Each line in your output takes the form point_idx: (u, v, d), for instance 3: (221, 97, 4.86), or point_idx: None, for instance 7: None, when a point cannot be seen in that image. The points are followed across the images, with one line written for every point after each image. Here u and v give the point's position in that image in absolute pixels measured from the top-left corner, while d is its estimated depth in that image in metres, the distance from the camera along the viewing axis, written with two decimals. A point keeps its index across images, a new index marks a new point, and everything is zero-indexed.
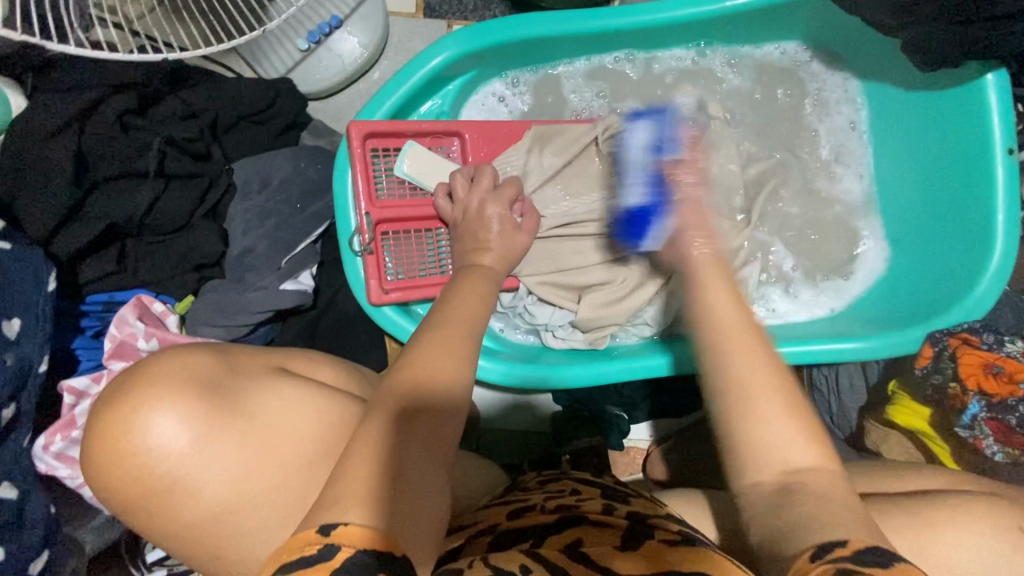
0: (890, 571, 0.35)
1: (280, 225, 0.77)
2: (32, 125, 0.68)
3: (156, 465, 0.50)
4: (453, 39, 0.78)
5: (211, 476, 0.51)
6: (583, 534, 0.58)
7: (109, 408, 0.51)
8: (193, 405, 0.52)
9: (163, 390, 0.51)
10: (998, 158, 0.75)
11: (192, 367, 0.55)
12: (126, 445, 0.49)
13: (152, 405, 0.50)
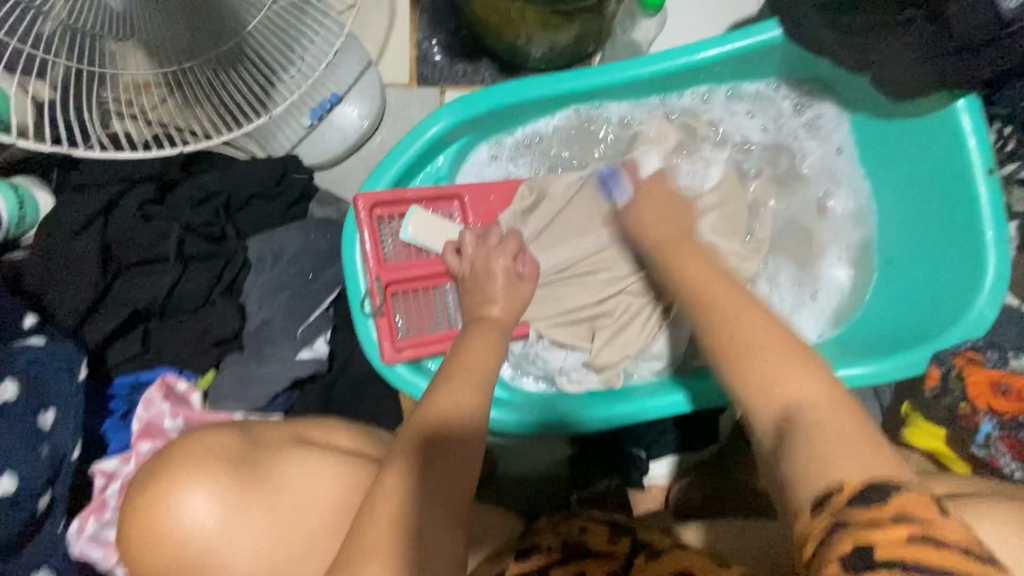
0: (886, 508, 0.36)
1: (294, 296, 0.81)
2: (61, 225, 0.75)
3: (189, 543, 0.52)
4: (447, 109, 0.83)
5: (241, 551, 0.54)
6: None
7: (138, 494, 0.53)
8: (218, 484, 0.54)
9: (189, 472, 0.53)
10: (979, 178, 0.79)
11: (217, 447, 0.56)
12: (161, 527, 0.51)
13: (179, 489, 0.52)
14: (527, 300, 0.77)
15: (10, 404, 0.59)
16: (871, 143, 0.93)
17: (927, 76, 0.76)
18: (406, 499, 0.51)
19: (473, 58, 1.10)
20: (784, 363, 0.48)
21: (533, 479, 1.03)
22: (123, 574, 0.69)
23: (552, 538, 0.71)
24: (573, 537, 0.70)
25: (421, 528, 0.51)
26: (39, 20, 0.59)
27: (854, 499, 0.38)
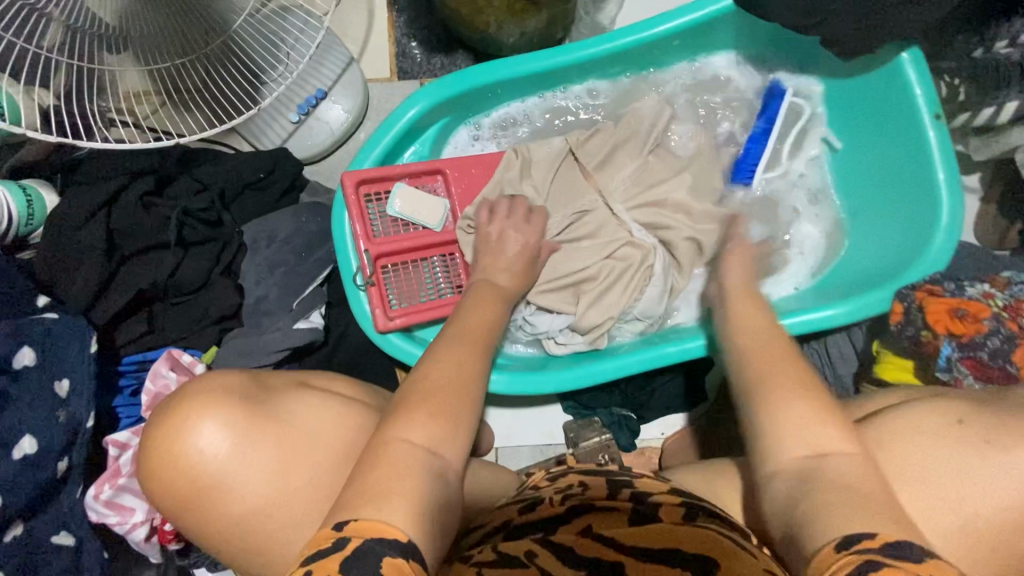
0: (914, 561, 0.41)
1: (289, 272, 0.86)
2: (67, 216, 0.80)
3: (204, 465, 0.57)
4: (424, 93, 0.89)
5: (253, 473, 0.58)
6: (589, 522, 0.65)
7: (154, 423, 0.58)
8: (229, 412, 0.58)
9: (201, 402, 0.58)
10: (928, 124, 0.84)
11: (228, 383, 0.62)
12: (179, 449, 0.56)
13: (191, 416, 0.57)
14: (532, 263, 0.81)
15: (28, 369, 0.65)
16: (826, 105, 0.98)
17: (868, 31, 0.80)
18: (419, 452, 0.53)
19: (449, 51, 1.16)
20: (803, 416, 0.54)
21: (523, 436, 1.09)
22: (139, 537, 0.73)
23: (554, 491, 0.70)
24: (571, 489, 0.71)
25: (432, 472, 0.52)
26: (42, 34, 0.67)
27: (882, 546, 0.42)
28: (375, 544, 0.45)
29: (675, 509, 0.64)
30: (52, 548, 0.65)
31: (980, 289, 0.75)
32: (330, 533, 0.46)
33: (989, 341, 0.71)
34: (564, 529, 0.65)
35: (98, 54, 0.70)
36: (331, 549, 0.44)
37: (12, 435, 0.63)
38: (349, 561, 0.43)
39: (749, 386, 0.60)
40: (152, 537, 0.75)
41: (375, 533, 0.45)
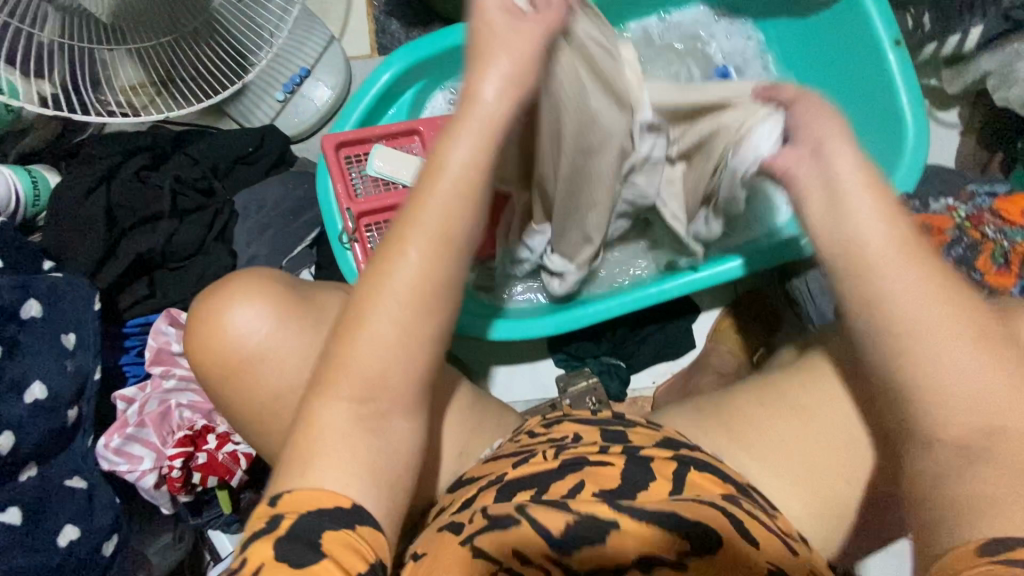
0: None
1: (277, 234, 0.90)
2: (69, 192, 0.85)
3: (242, 344, 0.61)
4: (396, 57, 0.93)
5: (285, 357, 0.61)
6: (586, 474, 0.58)
7: (201, 306, 0.63)
8: (267, 301, 0.62)
9: (243, 290, 0.62)
10: (889, 51, 0.85)
11: (267, 277, 0.64)
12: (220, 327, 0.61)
13: (234, 300, 0.61)
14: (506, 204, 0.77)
15: (35, 319, 0.69)
16: (795, 48, 0.99)
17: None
18: (348, 410, 0.49)
19: (426, 23, 1.19)
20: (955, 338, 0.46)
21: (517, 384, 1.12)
22: (148, 485, 0.78)
23: (546, 445, 0.63)
24: (564, 440, 0.64)
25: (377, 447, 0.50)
26: (39, 31, 0.76)
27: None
28: (310, 518, 0.46)
29: (668, 463, 0.59)
30: (66, 489, 0.69)
31: (943, 205, 0.76)
32: (265, 510, 0.46)
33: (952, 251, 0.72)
34: (562, 480, 0.57)
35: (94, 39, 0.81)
36: (265, 528, 0.45)
37: (22, 382, 0.67)
38: (282, 543, 0.44)
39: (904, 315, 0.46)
40: (161, 486, 0.79)
41: (311, 505, 0.46)
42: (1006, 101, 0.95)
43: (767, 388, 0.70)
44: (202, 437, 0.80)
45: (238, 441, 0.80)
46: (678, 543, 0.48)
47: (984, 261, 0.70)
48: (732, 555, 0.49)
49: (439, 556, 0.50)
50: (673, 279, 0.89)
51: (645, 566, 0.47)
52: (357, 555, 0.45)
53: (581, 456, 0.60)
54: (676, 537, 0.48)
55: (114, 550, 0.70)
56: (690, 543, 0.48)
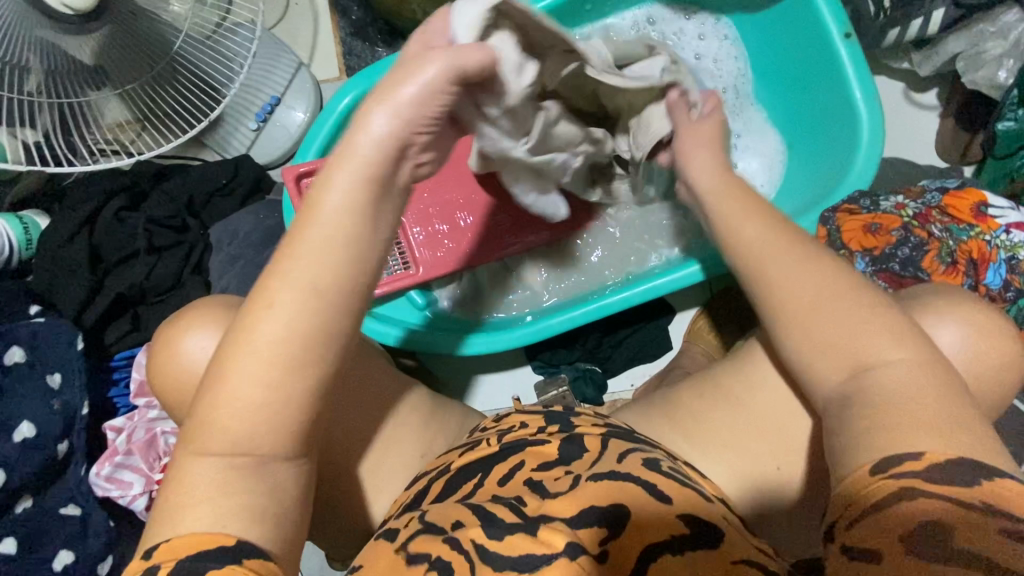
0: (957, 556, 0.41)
1: (248, 265, 0.94)
2: (54, 235, 0.90)
3: (197, 366, 0.62)
4: (352, 84, 0.96)
5: None
6: (525, 458, 0.61)
7: (164, 338, 0.65)
8: (223, 326, 0.62)
9: (203, 317, 0.63)
10: (838, 44, 0.83)
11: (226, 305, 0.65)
12: (179, 349, 0.62)
13: (193, 330, 0.63)
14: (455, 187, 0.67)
15: (19, 365, 0.76)
16: (754, 42, 0.97)
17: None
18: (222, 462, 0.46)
19: (391, 42, 1.22)
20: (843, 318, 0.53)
21: (495, 390, 1.15)
22: (139, 508, 0.84)
23: (494, 433, 0.68)
24: (512, 427, 0.67)
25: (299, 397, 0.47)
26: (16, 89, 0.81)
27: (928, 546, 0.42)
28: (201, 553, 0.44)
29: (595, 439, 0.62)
30: (62, 517, 0.76)
31: (893, 203, 0.74)
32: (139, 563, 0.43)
33: (899, 251, 0.71)
34: (502, 462, 0.61)
35: (72, 91, 0.85)
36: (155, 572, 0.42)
37: (11, 423, 0.74)
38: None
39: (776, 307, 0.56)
40: (153, 508, 0.82)
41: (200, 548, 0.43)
42: (974, 84, 0.92)
43: (711, 390, 0.71)
44: None
45: None
46: (597, 535, 0.48)
47: (930, 260, 0.70)
48: (641, 519, 0.51)
49: (375, 563, 0.53)
50: (633, 291, 0.92)
51: (573, 553, 0.45)
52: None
53: (522, 439, 0.63)
54: (597, 525, 0.49)
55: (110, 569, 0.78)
56: (607, 531, 0.49)
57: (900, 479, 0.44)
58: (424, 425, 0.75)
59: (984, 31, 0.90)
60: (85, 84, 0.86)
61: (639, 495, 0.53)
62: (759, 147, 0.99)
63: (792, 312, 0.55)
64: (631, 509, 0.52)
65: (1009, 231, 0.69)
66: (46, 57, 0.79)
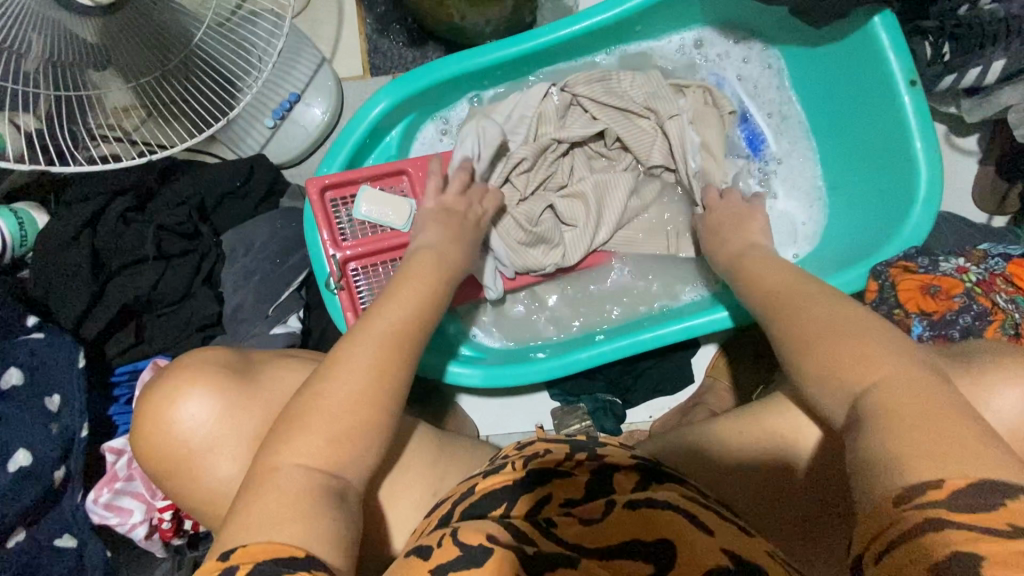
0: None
1: (264, 279, 0.88)
2: (52, 237, 0.83)
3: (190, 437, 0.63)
4: (386, 91, 0.90)
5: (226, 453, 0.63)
6: (552, 489, 0.55)
7: (141, 401, 0.65)
8: (207, 384, 0.64)
9: (185, 378, 0.64)
10: (901, 90, 0.80)
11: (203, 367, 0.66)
12: (166, 422, 0.63)
13: (174, 393, 0.63)
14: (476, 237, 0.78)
15: (17, 387, 0.70)
16: (805, 77, 0.94)
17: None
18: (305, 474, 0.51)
19: (421, 44, 1.15)
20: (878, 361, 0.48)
21: (511, 413, 1.11)
22: (138, 536, 0.79)
23: (516, 456, 0.60)
24: (537, 451, 0.60)
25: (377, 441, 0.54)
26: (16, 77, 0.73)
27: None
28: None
29: (630, 476, 0.57)
30: (56, 550, 0.70)
31: (955, 264, 0.72)
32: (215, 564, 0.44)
33: (959, 318, 0.69)
34: (527, 493, 0.55)
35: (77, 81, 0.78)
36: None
37: (5, 451, 0.67)
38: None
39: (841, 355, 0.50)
40: (153, 535, 0.80)
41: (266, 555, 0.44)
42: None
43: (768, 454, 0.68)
44: None
45: None
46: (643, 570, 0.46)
47: (994, 331, 0.67)
48: (688, 553, 0.47)
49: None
50: (667, 329, 0.88)
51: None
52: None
53: (549, 469, 0.57)
54: (643, 560, 0.47)
55: None
56: (651, 565, 0.47)
57: (936, 512, 0.38)
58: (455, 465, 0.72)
59: None
60: (89, 67, 0.76)
61: (681, 524, 0.49)
62: (804, 185, 0.96)
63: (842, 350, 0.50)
64: (677, 542, 0.48)
65: None
66: (51, 41, 0.71)
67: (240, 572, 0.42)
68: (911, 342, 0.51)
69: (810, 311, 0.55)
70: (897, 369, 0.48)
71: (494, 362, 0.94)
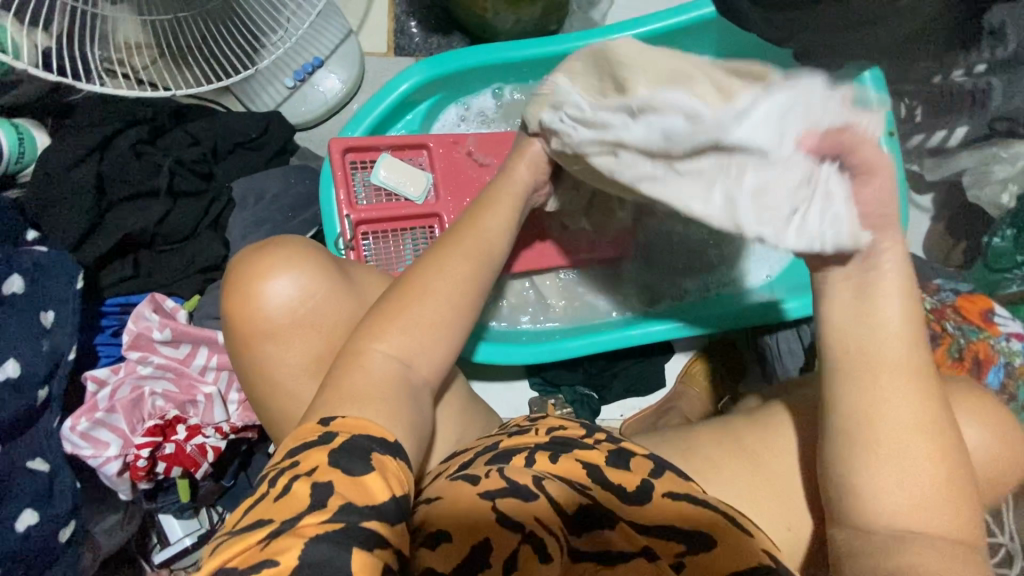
0: None
1: (274, 230, 0.89)
2: (61, 155, 0.81)
3: (273, 309, 0.61)
4: (417, 69, 0.94)
5: (305, 340, 0.62)
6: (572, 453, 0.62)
7: (244, 263, 0.63)
8: (308, 265, 0.63)
9: (288, 255, 0.63)
10: (882, 139, 0.91)
11: (301, 249, 0.64)
12: (256, 289, 0.61)
13: (279, 265, 0.62)
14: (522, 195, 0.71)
15: (15, 296, 0.68)
16: None
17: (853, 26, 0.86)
18: (387, 362, 0.55)
19: (446, 32, 1.19)
20: (915, 468, 0.52)
21: (491, 397, 1.14)
22: (109, 472, 0.76)
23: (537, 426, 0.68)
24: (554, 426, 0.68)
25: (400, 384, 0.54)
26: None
27: None
28: (363, 439, 0.48)
29: (647, 461, 0.61)
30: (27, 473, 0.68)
31: (912, 293, 0.82)
32: (318, 427, 0.48)
33: None
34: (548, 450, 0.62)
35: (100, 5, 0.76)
36: (317, 441, 0.47)
37: None
38: (338, 453, 0.46)
39: (883, 424, 0.52)
40: (124, 473, 0.78)
41: (360, 430, 0.48)
42: (977, 200, 1.02)
43: (724, 432, 0.73)
44: (171, 428, 0.79)
45: (208, 434, 0.79)
46: (674, 547, 0.54)
47: (940, 355, 0.77)
48: (728, 547, 0.54)
49: (450, 502, 0.54)
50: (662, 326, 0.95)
51: (650, 556, 0.54)
52: (400, 484, 0.47)
53: (570, 439, 0.64)
54: (672, 539, 0.55)
55: (71, 534, 0.71)
56: (684, 545, 0.54)
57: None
58: (456, 422, 0.74)
59: (996, 153, 0.99)
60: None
61: (721, 520, 0.56)
62: None
63: (892, 433, 0.52)
64: (716, 535, 0.54)
65: (1009, 339, 0.77)
66: None
67: (338, 441, 0.47)
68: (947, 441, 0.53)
69: (873, 389, 0.52)
70: (919, 479, 0.52)
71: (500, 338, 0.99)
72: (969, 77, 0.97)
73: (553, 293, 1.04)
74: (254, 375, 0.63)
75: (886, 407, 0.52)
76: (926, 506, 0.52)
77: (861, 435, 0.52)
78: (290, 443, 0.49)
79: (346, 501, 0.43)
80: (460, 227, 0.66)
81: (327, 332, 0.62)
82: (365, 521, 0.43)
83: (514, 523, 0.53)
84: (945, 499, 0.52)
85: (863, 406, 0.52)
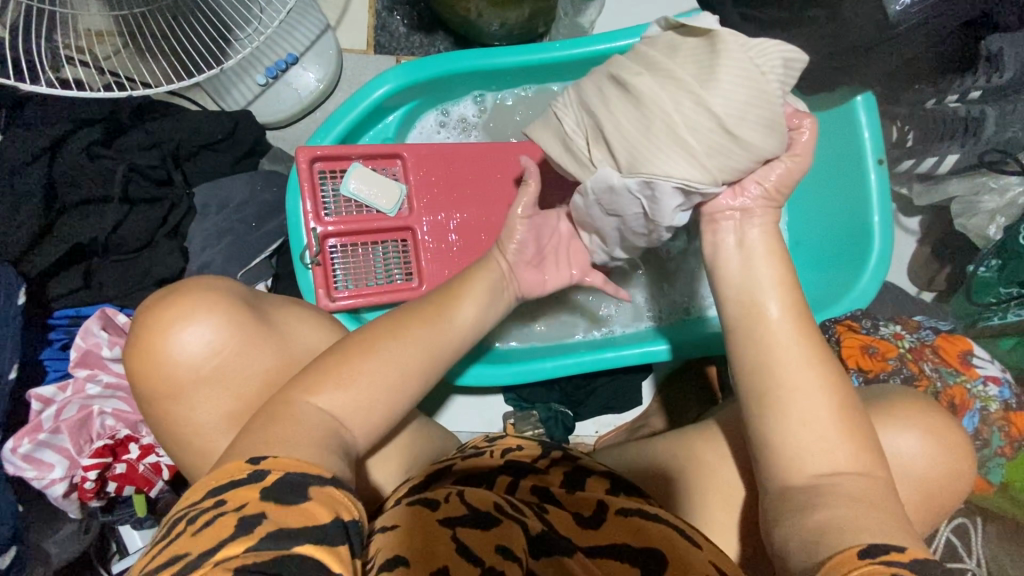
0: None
1: (236, 241, 0.86)
2: (8, 158, 0.76)
3: (181, 366, 0.59)
4: (393, 73, 0.89)
5: (214, 397, 0.59)
6: (526, 479, 0.61)
7: (144, 317, 0.60)
8: (218, 316, 0.60)
9: (192, 306, 0.59)
10: (870, 167, 0.88)
11: (213, 296, 0.61)
12: (161, 345, 0.58)
13: (175, 320, 0.59)
14: (503, 281, 0.71)
15: None
16: None
17: (847, 52, 0.81)
18: (332, 406, 0.52)
19: (430, 31, 1.14)
20: (826, 454, 0.55)
21: (464, 410, 1.12)
22: (54, 494, 0.74)
23: (494, 448, 0.67)
24: (510, 446, 0.67)
25: (344, 437, 0.51)
26: None
27: None
28: (299, 476, 0.43)
29: (603, 481, 0.61)
30: None
31: (891, 330, 0.81)
32: (246, 466, 0.43)
33: (891, 379, 0.78)
34: (504, 476, 0.61)
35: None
36: (248, 480, 0.42)
37: None
38: (268, 490, 0.42)
39: (786, 410, 0.56)
40: (71, 494, 0.76)
41: (294, 467, 0.44)
42: (964, 228, 1.00)
43: None
44: (122, 447, 0.77)
45: (161, 453, 0.77)
46: (629, 571, 0.49)
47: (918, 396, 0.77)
48: (677, 562, 0.49)
49: (408, 530, 0.50)
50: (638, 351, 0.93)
51: None
52: (348, 511, 0.43)
53: (527, 463, 0.64)
54: (629, 563, 0.50)
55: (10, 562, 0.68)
56: (639, 569, 0.49)
57: (884, 565, 0.44)
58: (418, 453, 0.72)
59: (985, 183, 0.96)
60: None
61: (670, 536, 0.52)
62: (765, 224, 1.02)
63: (801, 429, 0.56)
64: (665, 551, 0.51)
65: (987, 383, 0.77)
66: None
67: (271, 478, 0.43)
68: (852, 422, 0.56)
69: (764, 388, 0.58)
70: (831, 465, 0.55)
71: (475, 357, 0.95)
72: (963, 103, 0.95)
73: (532, 311, 1.02)
74: (198, 414, 0.60)
75: (784, 401, 0.57)
76: (865, 502, 0.51)
77: (774, 431, 0.57)
78: (212, 480, 0.44)
79: (280, 527, 0.40)
80: (426, 312, 0.63)
81: (240, 385, 0.60)
82: (299, 546, 0.39)
83: (470, 553, 0.48)
84: (858, 480, 0.54)
85: (773, 405, 0.57)
